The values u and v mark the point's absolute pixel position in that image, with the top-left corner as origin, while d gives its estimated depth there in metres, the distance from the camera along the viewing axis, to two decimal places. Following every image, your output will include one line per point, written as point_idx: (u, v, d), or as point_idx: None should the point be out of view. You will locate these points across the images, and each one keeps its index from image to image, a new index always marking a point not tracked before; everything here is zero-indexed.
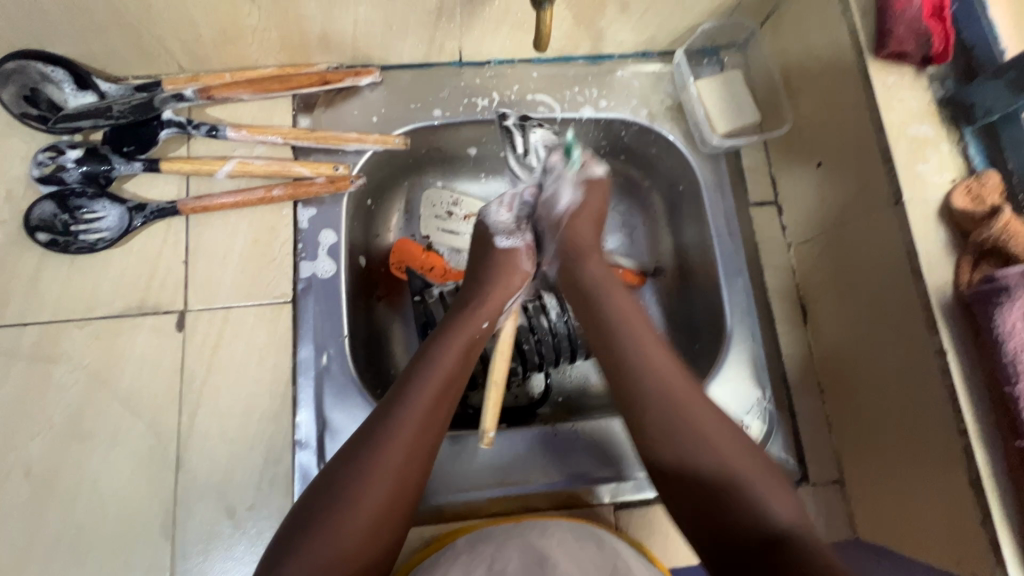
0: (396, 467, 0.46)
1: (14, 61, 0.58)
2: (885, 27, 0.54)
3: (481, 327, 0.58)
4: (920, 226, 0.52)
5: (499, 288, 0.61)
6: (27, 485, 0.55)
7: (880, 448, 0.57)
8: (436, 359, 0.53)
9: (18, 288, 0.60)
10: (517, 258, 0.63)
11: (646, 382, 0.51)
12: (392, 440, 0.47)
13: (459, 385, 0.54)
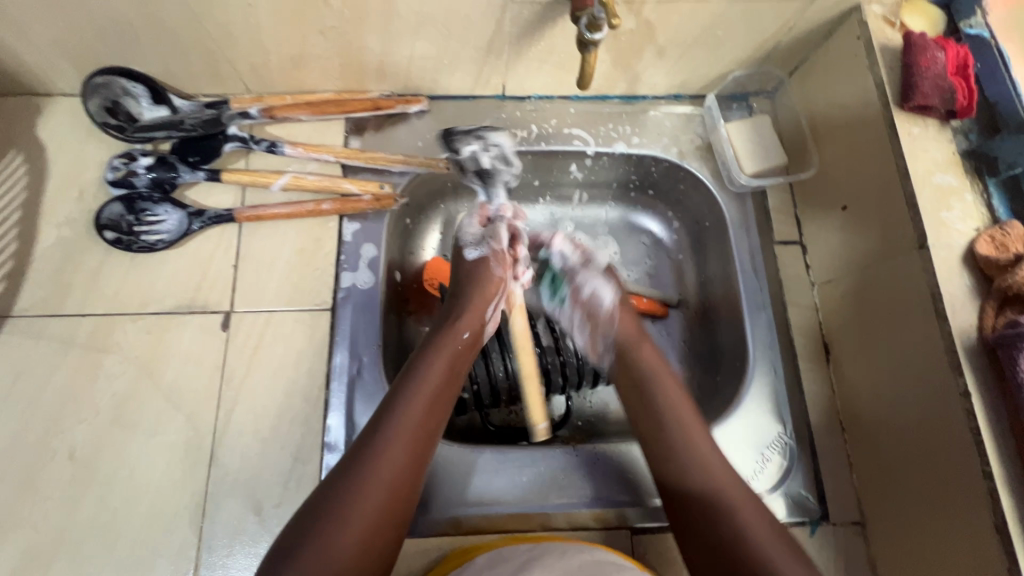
0: (385, 483, 0.49)
1: (102, 77, 0.64)
2: (911, 81, 0.58)
3: (464, 339, 0.61)
4: (945, 270, 0.53)
5: (479, 302, 0.63)
6: (70, 468, 0.58)
7: (904, 491, 0.57)
8: (421, 374, 0.56)
9: (80, 282, 0.64)
10: (488, 267, 0.65)
11: (680, 447, 0.56)
12: (380, 458, 0.49)
13: (445, 400, 0.56)
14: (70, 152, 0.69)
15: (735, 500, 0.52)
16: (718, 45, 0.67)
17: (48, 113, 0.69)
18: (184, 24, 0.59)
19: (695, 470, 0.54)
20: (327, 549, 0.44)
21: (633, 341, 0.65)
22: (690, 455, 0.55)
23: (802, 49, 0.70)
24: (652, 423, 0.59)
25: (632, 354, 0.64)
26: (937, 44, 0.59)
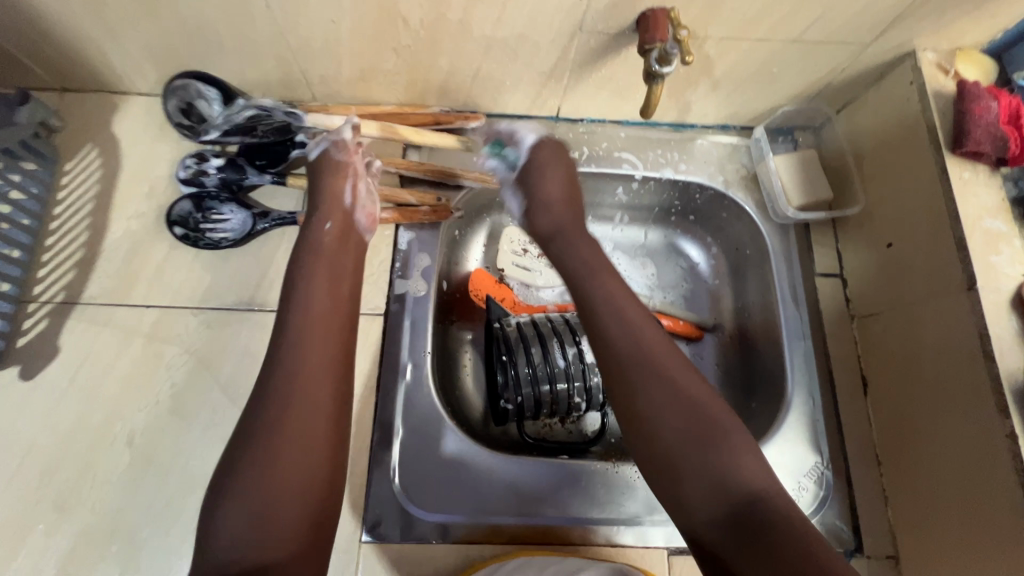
0: (300, 387, 0.48)
1: (180, 79, 0.65)
2: (964, 128, 0.59)
3: (328, 229, 0.59)
4: (993, 313, 0.55)
5: (332, 185, 0.62)
6: (128, 453, 0.60)
7: (942, 526, 0.58)
8: (302, 288, 0.54)
9: (147, 274, 0.67)
10: (330, 157, 0.64)
11: (638, 363, 0.51)
12: (286, 375, 0.48)
13: (341, 297, 0.55)
14: (143, 149, 0.72)
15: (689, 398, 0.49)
16: (772, 80, 0.70)
17: (125, 112, 0.73)
18: (268, 37, 0.62)
19: (657, 388, 0.50)
20: (268, 461, 0.45)
21: (589, 271, 0.59)
22: (644, 367, 0.51)
23: (853, 89, 0.72)
24: (609, 339, 0.53)
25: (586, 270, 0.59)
26: (991, 94, 0.61)
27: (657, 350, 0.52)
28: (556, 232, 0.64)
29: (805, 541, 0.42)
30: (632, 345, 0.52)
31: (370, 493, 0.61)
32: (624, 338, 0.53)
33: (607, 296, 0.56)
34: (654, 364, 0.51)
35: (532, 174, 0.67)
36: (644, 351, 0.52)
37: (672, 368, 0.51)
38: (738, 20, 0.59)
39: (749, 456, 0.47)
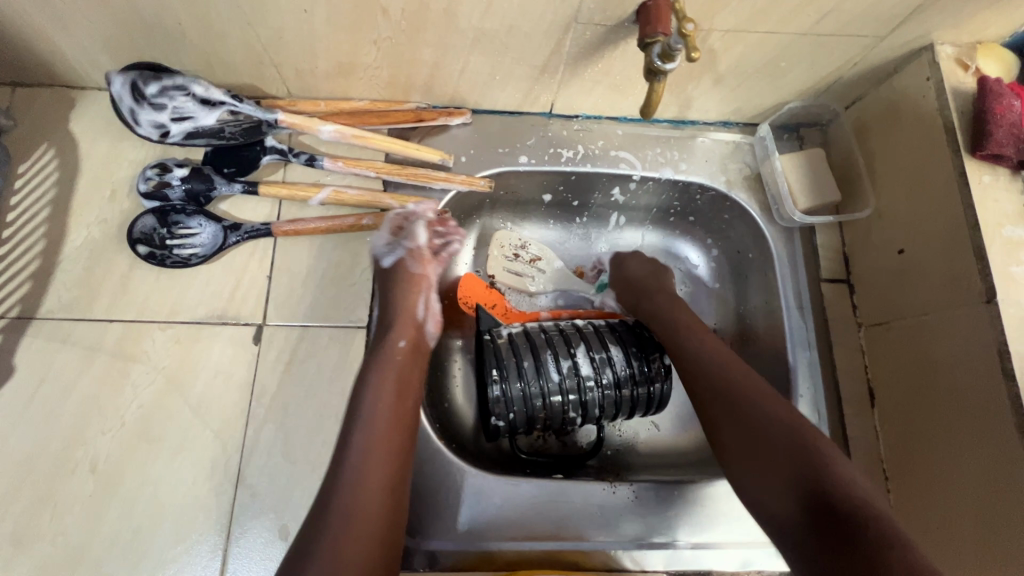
0: (382, 448, 0.52)
1: (128, 71, 0.62)
2: (985, 129, 0.56)
3: (399, 346, 0.59)
4: (1013, 327, 0.52)
5: (402, 298, 0.63)
6: (92, 481, 0.56)
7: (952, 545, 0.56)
8: (369, 393, 0.55)
9: (110, 286, 0.62)
10: (403, 265, 0.65)
11: (725, 394, 0.57)
12: (362, 476, 0.50)
13: (405, 408, 0.55)
14: (103, 149, 0.66)
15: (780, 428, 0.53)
16: (779, 76, 0.65)
17: (83, 108, 0.67)
18: (234, 27, 0.57)
19: (736, 422, 0.56)
20: (355, 512, 0.48)
21: (685, 325, 0.66)
22: (740, 406, 0.56)
23: (863, 85, 0.68)
24: (695, 378, 0.60)
25: (682, 324, 0.66)
26: (1013, 91, 0.56)
27: (749, 385, 0.57)
28: (647, 290, 0.72)
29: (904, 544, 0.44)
30: (730, 384, 0.58)
31: None
32: (697, 373, 0.60)
33: (709, 348, 0.62)
34: (749, 403, 0.56)
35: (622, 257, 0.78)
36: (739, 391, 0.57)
37: (765, 398, 0.56)
38: (746, 11, 0.55)
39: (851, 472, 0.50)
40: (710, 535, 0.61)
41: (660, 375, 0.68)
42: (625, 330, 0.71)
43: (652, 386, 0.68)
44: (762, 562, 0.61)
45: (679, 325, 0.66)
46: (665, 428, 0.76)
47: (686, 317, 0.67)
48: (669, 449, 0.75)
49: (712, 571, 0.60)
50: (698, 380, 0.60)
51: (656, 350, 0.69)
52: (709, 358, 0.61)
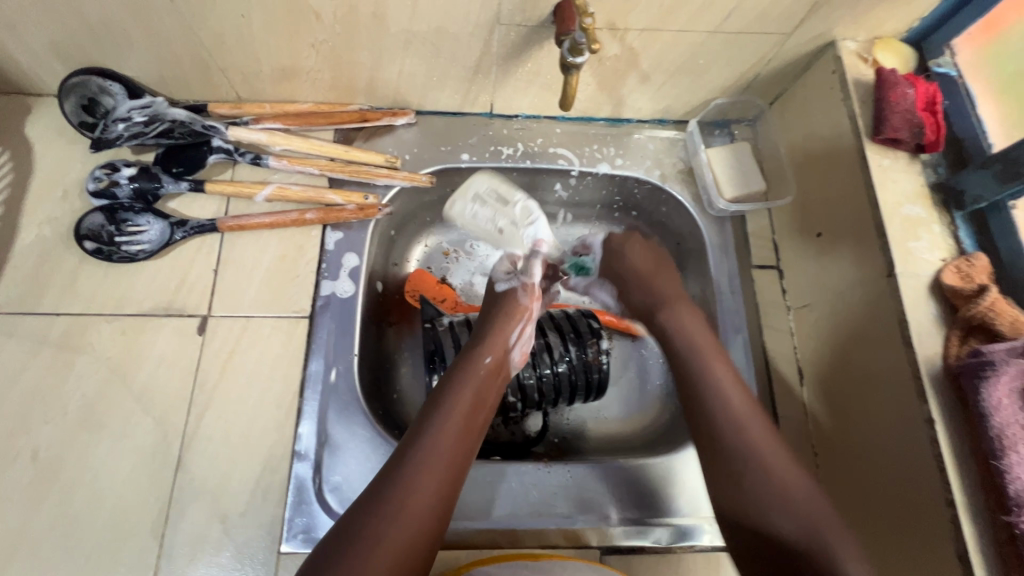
0: (445, 455, 0.52)
1: (77, 76, 0.65)
2: (882, 115, 0.60)
3: (486, 363, 0.60)
4: (911, 298, 0.54)
5: (504, 325, 0.65)
6: (33, 469, 0.57)
7: (883, 547, 0.55)
8: (454, 393, 0.57)
9: (58, 281, 0.64)
10: (516, 295, 0.68)
11: (743, 457, 0.53)
12: (419, 471, 0.50)
13: (478, 424, 0.56)
14: (57, 152, 0.69)
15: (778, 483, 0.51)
16: (700, 73, 0.69)
17: (38, 114, 0.70)
18: (177, 34, 0.60)
19: (771, 491, 0.51)
20: (403, 506, 0.48)
21: (694, 347, 0.62)
22: (773, 484, 0.51)
23: (782, 81, 0.72)
24: (704, 423, 0.57)
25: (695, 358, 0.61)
26: (908, 81, 0.60)
27: (756, 435, 0.54)
28: (656, 304, 0.68)
29: None
30: (731, 432, 0.55)
31: (289, 503, 0.58)
32: (731, 428, 0.55)
33: (721, 390, 0.58)
34: (773, 473, 0.51)
35: (614, 251, 0.74)
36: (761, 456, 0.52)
37: (769, 455, 0.53)
38: (656, 11, 0.59)
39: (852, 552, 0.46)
40: (643, 515, 0.62)
41: (598, 360, 0.71)
42: (566, 319, 0.73)
43: (590, 373, 0.70)
44: (699, 539, 0.61)
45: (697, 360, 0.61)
46: (612, 416, 0.78)
47: (711, 356, 0.61)
48: (616, 436, 0.76)
49: (644, 548, 0.61)
50: (733, 446, 0.54)
51: (592, 335, 0.72)
52: (747, 421, 0.55)
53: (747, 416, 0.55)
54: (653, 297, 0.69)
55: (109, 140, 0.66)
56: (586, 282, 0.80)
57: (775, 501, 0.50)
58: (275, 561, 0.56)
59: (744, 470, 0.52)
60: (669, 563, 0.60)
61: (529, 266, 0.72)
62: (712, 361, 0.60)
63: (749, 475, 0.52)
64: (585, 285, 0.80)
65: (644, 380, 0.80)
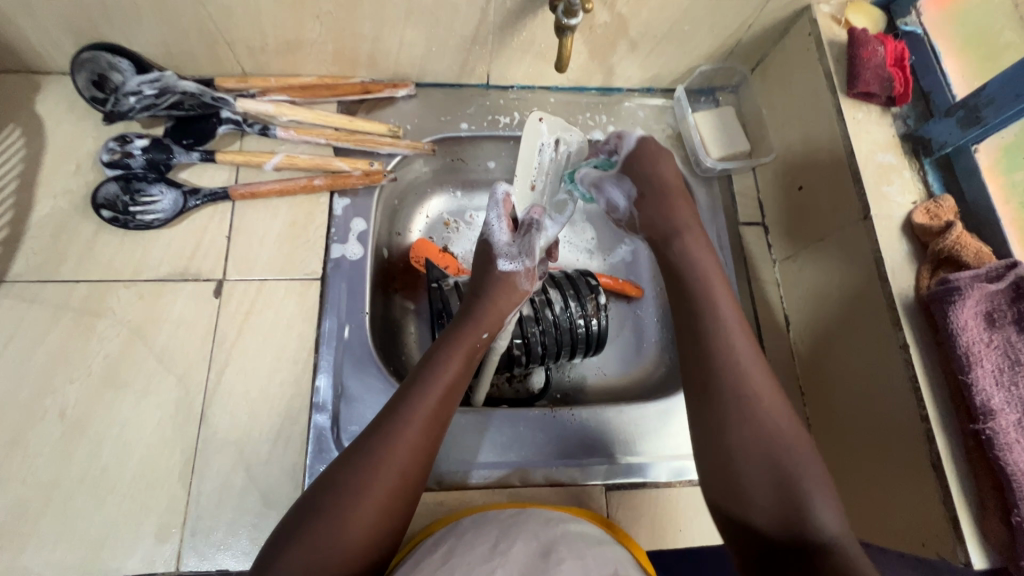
0: (424, 421, 0.53)
1: (89, 52, 0.66)
2: (855, 71, 0.64)
3: (480, 338, 0.62)
4: (885, 238, 0.59)
5: (501, 304, 0.65)
6: (61, 427, 0.59)
7: (861, 484, 0.59)
8: (440, 367, 0.57)
9: (75, 250, 0.66)
10: (517, 280, 0.67)
11: (720, 373, 0.54)
12: (398, 439, 0.51)
13: (458, 393, 0.58)
14: (67, 128, 0.71)
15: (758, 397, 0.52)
16: (686, 40, 0.73)
17: (47, 92, 0.72)
18: (185, 9, 0.62)
19: (737, 396, 0.52)
20: (378, 468, 0.49)
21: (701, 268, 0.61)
22: (767, 427, 0.51)
23: (762, 46, 0.76)
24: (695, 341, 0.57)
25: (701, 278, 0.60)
26: (878, 39, 0.65)
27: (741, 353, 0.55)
28: (668, 235, 0.65)
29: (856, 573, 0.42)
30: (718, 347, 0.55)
31: (309, 452, 0.62)
32: (728, 369, 0.54)
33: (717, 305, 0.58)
34: (773, 421, 0.51)
35: (643, 162, 0.68)
36: (760, 400, 0.52)
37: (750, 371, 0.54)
38: None
39: (822, 497, 0.48)
40: (643, 453, 0.66)
41: (597, 314, 0.75)
42: (565, 278, 0.77)
43: (589, 326, 0.74)
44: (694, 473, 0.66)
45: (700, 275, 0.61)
46: (610, 371, 0.82)
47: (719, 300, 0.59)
48: (615, 390, 0.80)
49: (646, 484, 0.65)
50: (727, 394, 0.53)
51: (591, 292, 0.75)
52: (743, 363, 0.54)
53: (742, 359, 0.55)
54: (667, 225, 0.65)
55: (121, 112, 0.70)
56: (595, 176, 0.71)
57: (761, 449, 0.50)
58: None
59: (719, 379, 0.54)
60: (668, 497, 0.64)
61: (534, 248, 0.68)
62: (715, 299, 0.58)
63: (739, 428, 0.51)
64: (593, 180, 0.71)
65: (640, 337, 0.84)
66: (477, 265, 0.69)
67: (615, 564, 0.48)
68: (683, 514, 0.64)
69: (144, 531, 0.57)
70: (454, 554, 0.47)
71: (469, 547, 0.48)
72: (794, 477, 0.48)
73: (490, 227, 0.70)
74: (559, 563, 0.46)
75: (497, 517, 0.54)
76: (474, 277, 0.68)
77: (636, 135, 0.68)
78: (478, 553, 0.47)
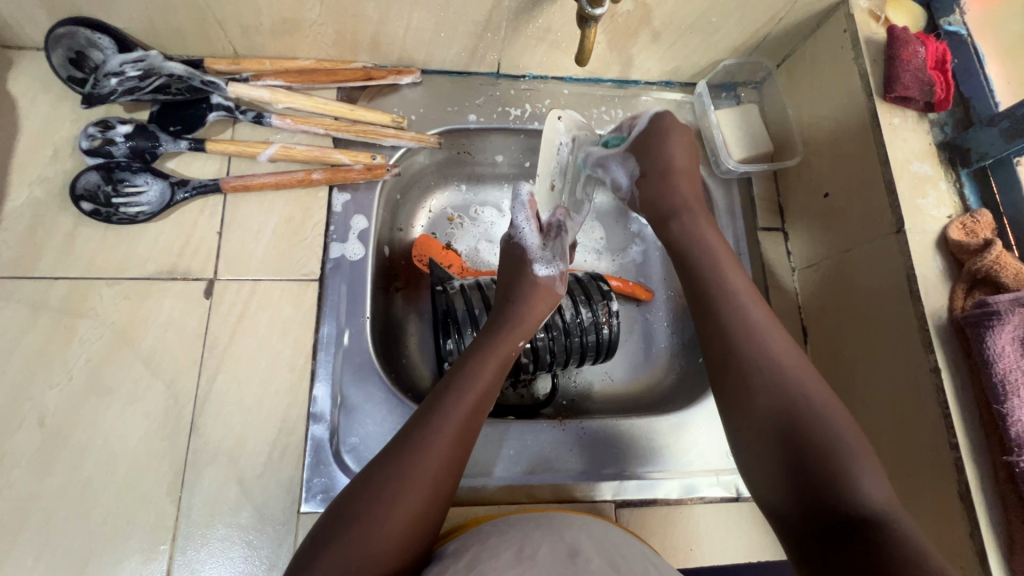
0: (456, 426, 0.50)
1: (65, 26, 0.60)
2: (894, 73, 0.61)
3: (516, 348, 0.59)
4: (920, 254, 0.56)
5: (535, 306, 0.62)
6: (40, 436, 0.56)
7: None
8: (473, 372, 0.54)
9: (53, 244, 0.61)
10: (554, 284, 0.64)
11: (737, 348, 0.51)
12: (429, 445, 0.48)
13: (491, 399, 0.55)
14: (43, 110, 0.65)
15: (785, 367, 0.49)
16: (711, 32, 0.68)
17: (20, 69, 0.66)
18: None
19: (760, 370, 0.49)
20: (408, 474, 0.46)
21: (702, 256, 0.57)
22: (804, 405, 0.46)
23: (791, 41, 0.72)
24: (711, 320, 0.53)
25: (706, 264, 0.57)
26: (919, 40, 0.62)
27: (762, 328, 0.51)
28: (666, 215, 0.61)
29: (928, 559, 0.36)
30: (739, 322, 0.52)
31: (307, 464, 0.59)
32: (748, 342, 0.50)
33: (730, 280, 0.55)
34: (804, 391, 0.47)
35: (651, 142, 0.62)
36: (789, 371, 0.48)
37: (773, 344, 0.50)
38: None
39: (866, 463, 0.43)
40: (654, 467, 0.64)
41: (609, 322, 0.71)
42: (576, 283, 0.73)
43: (600, 333, 0.71)
44: (705, 490, 0.63)
45: (706, 257, 0.57)
46: (618, 377, 0.79)
47: (734, 277, 0.55)
48: (623, 398, 0.77)
49: (656, 500, 0.63)
50: (753, 366, 0.49)
51: (603, 297, 0.72)
52: (769, 339, 0.51)
53: (764, 331, 0.51)
54: (667, 205, 0.61)
55: (102, 95, 0.62)
56: (601, 155, 0.67)
57: (793, 420, 0.46)
58: (296, 520, 0.57)
59: (740, 353, 0.50)
60: (680, 514, 0.62)
61: (567, 252, 0.66)
62: (728, 279, 0.55)
63: (767, 399, 0.48)
64: (598, 159, 0.68)
65: (649, 342, 0.81)
66: (509, 268, 0.66)
67: (646, 564, 0.45)
68: (695, 532, 0.62)
69: (131, 548, 0.54)
70: (477, 562, 0.44)
71: (494, 553, 0.45)
72: (832, 445, 0.44)
73: (518, 229, 0.67)
74: (588, 562, 0.43)
75: (523, 521, 0.50)
76: (504, 282, 0.65)
77: (653, 112, 0.63)
78: (504, 559, 0.44)
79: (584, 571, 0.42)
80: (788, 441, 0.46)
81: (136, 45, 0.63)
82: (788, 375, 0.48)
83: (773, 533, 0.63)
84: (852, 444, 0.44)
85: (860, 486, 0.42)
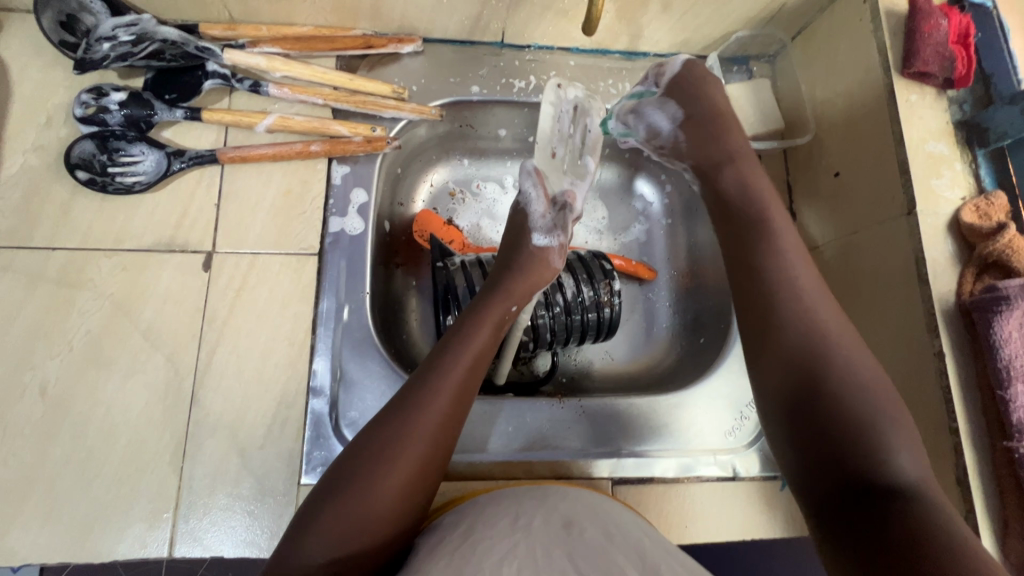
0: (450, 388, 0.50)
1: None
2: (913, 47, 0.58)
3: (510, 311, 0.58)
4: (930, 236, 0.55)
5: (529, 278, 0.61)
6: (42, 406, 0.56)
7: None
8: (466, 337, 0.54)
9: (49, 214, 0.61)
10: (549, 256, 0.63)
11: (773, 314, 0.52)
12: (425, 406, 0.48)
13: (484, 363, 0.54)
14: (34, 75, 0.63)
15: (820, 334, 0.49)
16: (724, 1, 0.66)
17: (9, 33, 0.64)
18: None
19: (796, 337, 0.50)
20: (405, 433, 0.46)
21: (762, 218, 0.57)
22: (835, 372, 0.47)
23: (807, 12, 0.69)
24: (752, 286, 0.54)
25: (758, 219, 0.57)
26: (942, 12, 0.59)
27: (807, 291, 0.52)
28: (718, 158, 0.63)
29: (954, 542, 0.37)
30: (783, 283, 0.53)
31: (307, 437, 0.59)
32: (790, 307, 0.51)
33: (767, 238, 0.56)
34: (837, 358, 0.48)
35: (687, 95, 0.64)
36: (830, 342, 0.49)
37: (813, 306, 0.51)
38: None
39: (905, 445, 0.43)
40: (651, 445, 0.65)
41: (610, 301, 0.70)
42: (578, 261, 0.72)
43: (600, 312, 0.70)
44: (703, 469, 0.63)
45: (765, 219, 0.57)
46: (618, 355, 0.79)
47: (780, 236, 0.56)
48: (621, 377, 0.77)
49: (654, 478, 0.63)
50: (791, 343, 0.50)
51: (605, 276, 0.71)
52: (807, 305, 0.51)
53: (809, 295, 0.52)
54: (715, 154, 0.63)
55: (93, 60, 0.60)
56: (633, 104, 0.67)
57: (832, 388, 0.46)
58: (296, 491, 0.57)
59: (775, 320, 0.51)
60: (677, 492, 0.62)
61: (569, 224, 0.64)
62: (775, 230, 0.56)
63: (804, 366, 0.48)
64: (630, 109, 0.67)
65: (651, 322, 0.81)
66: (509, 236, 0.66)
67: (641, 536, 0.46)
68: (692, 509, 0.62)
69: (134, 517, 0.55)
70: (473, 532, 0.44)
71: (489, 522, 0.45)
72: (868, 418, 0.44)
73: (525, 196, 0.65)
74: (583, 533, 0.43)
75: (519, 492, 0.50)
76: (505, 249, 0.64)
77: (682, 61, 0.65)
78: (499, 528, 0.44)
79: (578, 542, 0.42)
80: (815, 407, 0.46)
81: (128, 8, 0.61)
82: (823, 342, 0.49)
83: (769, 512, 0.63)
84: (889, 418, 0.45)
85: (890, 457, 0.42)
